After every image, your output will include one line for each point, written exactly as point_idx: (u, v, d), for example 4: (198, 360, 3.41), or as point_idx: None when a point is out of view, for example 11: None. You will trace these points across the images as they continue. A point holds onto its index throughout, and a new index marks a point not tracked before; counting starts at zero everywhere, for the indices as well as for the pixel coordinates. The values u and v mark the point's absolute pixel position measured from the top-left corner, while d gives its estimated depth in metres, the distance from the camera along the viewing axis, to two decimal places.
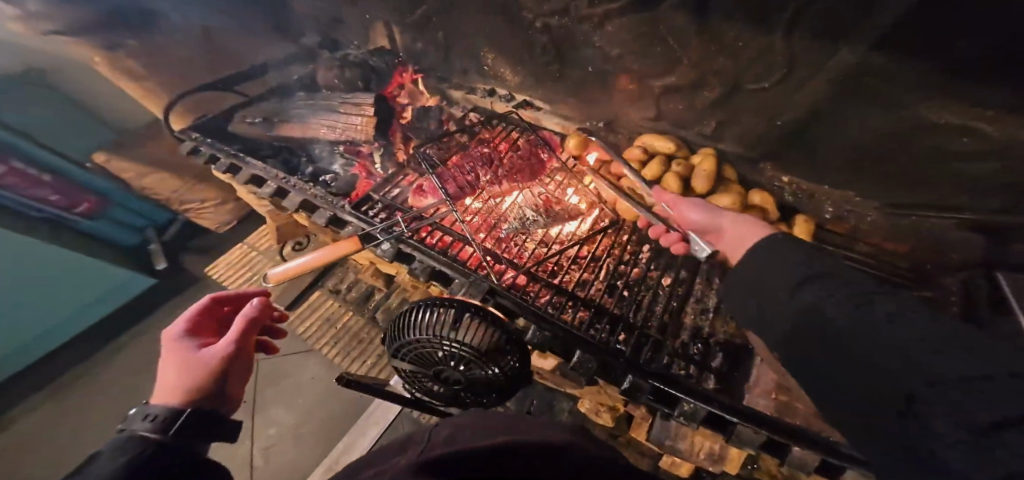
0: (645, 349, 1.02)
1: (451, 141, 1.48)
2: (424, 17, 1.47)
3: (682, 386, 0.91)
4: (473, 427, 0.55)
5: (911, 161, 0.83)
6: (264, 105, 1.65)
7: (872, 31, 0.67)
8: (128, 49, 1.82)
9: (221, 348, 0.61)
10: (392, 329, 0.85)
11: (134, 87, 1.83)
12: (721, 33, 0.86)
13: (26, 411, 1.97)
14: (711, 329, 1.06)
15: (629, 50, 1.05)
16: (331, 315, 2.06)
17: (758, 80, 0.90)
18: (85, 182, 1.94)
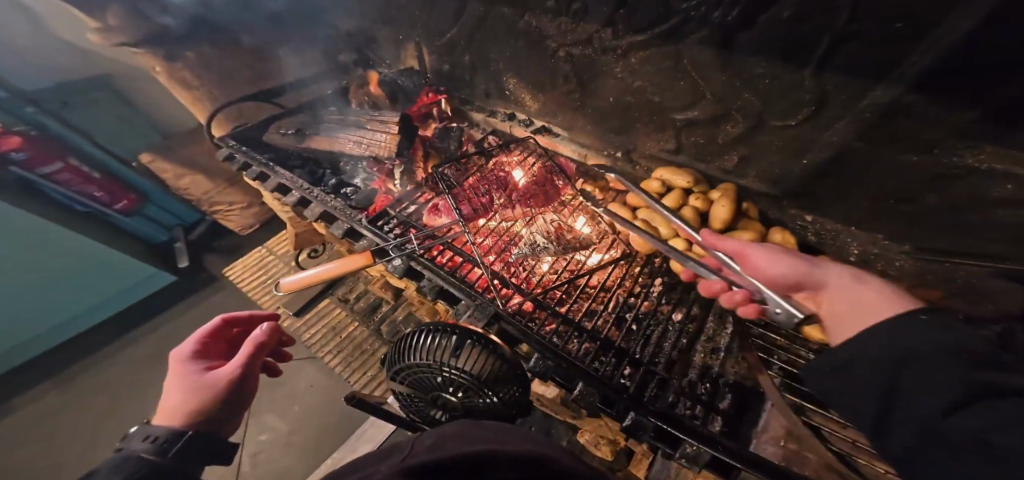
0: (649, 385, 0.98)
1: (469, 161, 1.51)
2: (454, 41, 1.53)
3: (685, 426, 0.86)
4: (462, 435, 0.52)
5: (947, 209, 0.80)
6: (298, 118, 1.73)
7: (908, 73, 0.66)
8: (189, 61, 1.90)
9: (228, 371, 0.61)
10: (394, 351, 0.84)
11: (186, 96, 1.96)
12: (746, 69, 0.86)
13: (35, 396, 2.01)
14: (721, 369, 1.01)
15: (652, 82, 1.06)
16: (336, 324, 2.07)
17: (784, 116, 0.89)
18: (129, 181, 2.07)
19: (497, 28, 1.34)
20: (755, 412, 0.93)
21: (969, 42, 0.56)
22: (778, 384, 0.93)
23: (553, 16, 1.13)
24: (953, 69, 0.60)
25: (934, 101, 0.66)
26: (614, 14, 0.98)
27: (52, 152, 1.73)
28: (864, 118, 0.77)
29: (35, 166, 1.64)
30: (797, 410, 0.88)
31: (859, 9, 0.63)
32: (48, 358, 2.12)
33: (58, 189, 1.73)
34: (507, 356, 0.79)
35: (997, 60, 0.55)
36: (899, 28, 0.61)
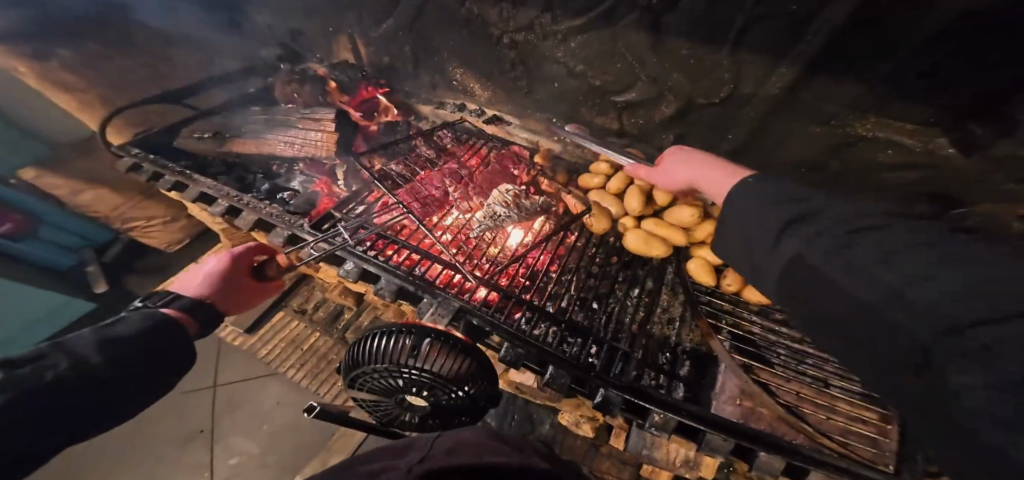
0: (615, 361, 1.03)
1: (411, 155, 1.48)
2: (391, 31, 1.46)
3: (649, 397, 0.91)
4: (472, 445, 0.63)
5: (850, 172, 0.93)
6: (217, 119, 1.61)
7: (809, 48, 0.76)
8: (62, 59, 1.61)
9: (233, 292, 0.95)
10: (351, 357, 0.81)
11: (68, 100, 1.68)
12: (676, 51, 0.91)
13: None
14: (678, 338, 1.09)
15: (593, 66, 1.07)
16: (295, 338, 1.97)
17: (709, 95, 0.96)
18: (13, 202, 1.69)
19: (437, 16, 1.30)
20: (711, 376, 1.00)
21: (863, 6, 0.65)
22: (729, 347, 1.00)
23: (494, 1, 1.12)
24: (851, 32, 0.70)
25: (830, 71, 0.78)
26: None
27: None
28: (774, 93, 0.87)
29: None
30: (746, 369, 0.95)
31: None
32: None
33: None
34: (470, 348, 0.79)
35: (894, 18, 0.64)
36: (795, 10, 0.71)
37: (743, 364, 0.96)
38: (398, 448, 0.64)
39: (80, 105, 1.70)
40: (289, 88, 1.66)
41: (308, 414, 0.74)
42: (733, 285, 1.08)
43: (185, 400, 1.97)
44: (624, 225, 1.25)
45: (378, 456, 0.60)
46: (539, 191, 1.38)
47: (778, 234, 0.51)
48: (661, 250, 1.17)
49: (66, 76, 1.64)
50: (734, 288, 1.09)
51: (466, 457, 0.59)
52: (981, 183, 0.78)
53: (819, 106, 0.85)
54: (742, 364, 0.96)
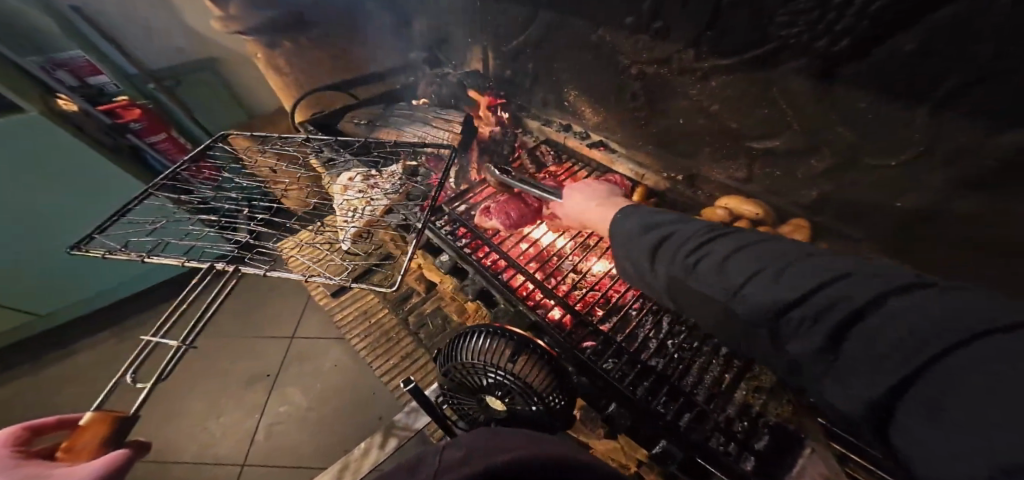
0: (682, 414, 0.99)
1: (357, 208, 1.38)
2: (520, 49, 1.55)
3: (720, 464, 0.89)
4: (487, 446, 0.65)
5: None
6: (372, 109, 1.92)
7: None
8: (284, 49, 2.01)
9: (77, 475, 0.51)
10: (448, 349, 0.97)
11: (276, 80, 2.13)
12: (846, 102, 0.79)
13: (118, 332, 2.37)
14: (762, 409, 1.00)
15: (728, 107, 1.02)
16: (368, 309, 2.11)
17: (881, 156, 0.81)
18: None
19: (566, 40, 1.34)
20: (793, 458, 0.90)
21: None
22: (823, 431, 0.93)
23: (630, 32, 1.11)
24: None
25: None
26: (699, 35, 0.94)
27: (160, 123, 2.14)
28: (976, 167, 0.68)
29: (144, 134, 2.09)
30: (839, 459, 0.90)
31: (1003, 43, 0.54)
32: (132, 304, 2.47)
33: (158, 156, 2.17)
34: (557, 368, 0.89)
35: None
36: None
37: (838, 453, 0.90)
38: (414, 462, 0.69)
39: (283, 85, 2.14)
40: (428, 89, 1.91)
41: (404, 385, 0.92)
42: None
43: (268, 343, 2.23)
44: None
45: (399, 475, 0.66)
46: None
47: (659, 257, 0.62)
48: None
49: (281, 64, 2.06)
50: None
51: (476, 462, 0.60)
52: None
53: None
54: (835, 453, 0.90)
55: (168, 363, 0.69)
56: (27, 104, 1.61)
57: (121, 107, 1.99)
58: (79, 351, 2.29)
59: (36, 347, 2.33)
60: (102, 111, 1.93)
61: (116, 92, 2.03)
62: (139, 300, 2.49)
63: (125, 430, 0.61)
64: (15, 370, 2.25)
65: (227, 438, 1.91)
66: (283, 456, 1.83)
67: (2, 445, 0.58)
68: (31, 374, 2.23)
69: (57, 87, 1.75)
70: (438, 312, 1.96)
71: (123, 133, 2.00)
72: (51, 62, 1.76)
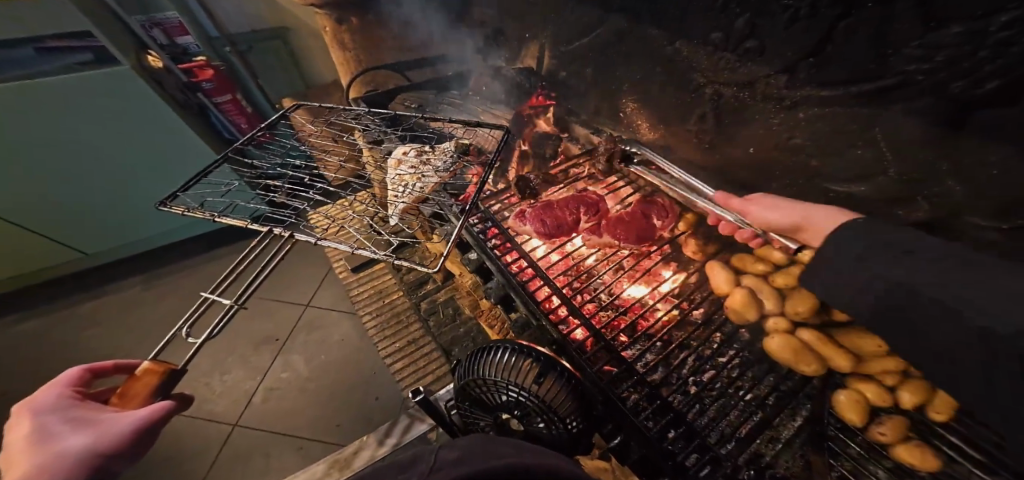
0: (692, 455, 0.90)
1: (409, 182, 1.37)
2: (581, 51, 1.48)
3: None
4: (484, 450, 0.56)
5: None
6: (421, 94, 1.89)
7: None
8: (350, 26, 1.97)
9: (116, 428, 0.48)
10: (467, 362, 0.93)
11: (340, 55, 2.12)
12: (967, 153, 0.69)
13: (147, 279, 2.44)
14: (773, 460, 0.93)
15: (811, 141, 0.93)
16: (383, 291, 2.09)
17: (995, 219, 0.70)
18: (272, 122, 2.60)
19: (634, 47, 1.27)
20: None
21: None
22: None
23: (713, 49, 1.03)
24: None
25: None
26: (796, 62, 0.86)
27: (230, 86, 2.19)
28: None
29: (213, 94, 2.14)
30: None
31: None
32: (166, 254, 2.55)
33: (220, 116, 2.23)
34: (580, 391, 0.82)
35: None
36: None
37: None
38: (407, 462, 0.59)
39: (345, 61, 2.13)
40: (480, 81, 1.88)
41: (414, 395, 0.89)
42: (887, 435, 0.89)
43: (280, 310, 2.23)
44: (774, 324, 1.07)
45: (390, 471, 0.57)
46: (675, 250, 1.31)
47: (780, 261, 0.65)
48: (812, 367, 0.98)
49: (346, 39, 2.04)
50: (887, 438, 0.89)
51: (473, 462, 0.51)
52: None
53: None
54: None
55: (220, 319, 0.68)
56: (123, 58, 1.74)
57: (198, 67, 2.06)
58: (109, 293, 2.37)
59: (73, 283, 2.44)
60: (182, 68, 2.01)
61: (198, 53, 2.14)
62: (171, 251, 2.56)
63: (171, 385, 0.59)
64: (49, 303, 2.35)
65: (223, 396, 1.91)
66: (274, 422, 1.80)
67: (64, 382, 0.58)
68: (63, 308, 2.32)
69: (150, 44, 1.87)
70: (452, 301, 1.92)
71: (195, 91, 2.09)
72: (150, 20, 1.90)
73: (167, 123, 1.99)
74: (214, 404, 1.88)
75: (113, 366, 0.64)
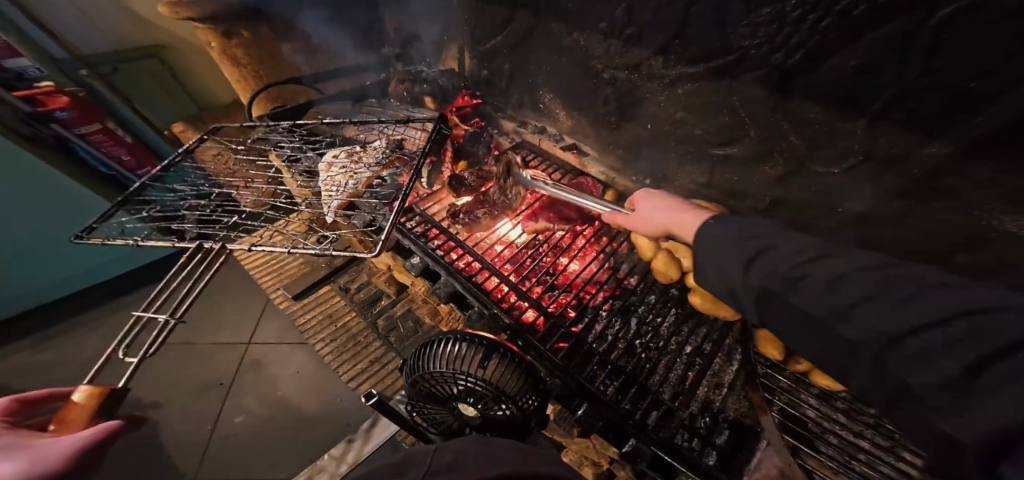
0: (650, 413, 1.01)
1: (344, 183, 1.38)
2: (496, 49, 1.55)
3: (684, 457, 0.90)
4: (484, 456, 0.60)
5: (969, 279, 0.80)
6: (337, 106, 1.87)
7: (972, 131, 0.62)
8: (241, 38, 1.87)
9: (63, 440, 0.54)
10: (415, 357, 0.88)
11: (234, 72, 2.00)
12: (799, 112, 0.85)
13: (31, 341, 2.06)
14: (722, 405, 1.05)
15: (693, 113, 1.07)
16: (331, 312, 2.05)
17: (827, 163, 0.88)
18: (156, 148, 2.26)
19: (543, 42, 1.35)
20: (748, 450, 0.95)
21: (1019, 121, 0.57)
22: (778, 423, 0.96)
23: (603, 37, 1.15)
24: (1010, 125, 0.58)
25: (991, 165, 0.63)
26: (667, 43, 0.99)
27: (95, 113, 1.86)
28: (911, 173, 0.75)
29: (73, 125, 1.78)
30: (792, 451, 0.92)
31: (936, 54, 0.60)
32: (55, 307, 2.19)
33: (90, 149, 1.88)
34: (527, 367, 0.82)
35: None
36: (972, 87, 0.58)
37: (790, 444, 0.91)
38: (403, 463, 0.64)
39: (242, 77, 2.01)
40: (401, 86, 1.88)
41: (368, 399, 0.85)
42: (802, 364, 1.02)
43: (222, 350, 2.10)
44: (695, 279, 1.14)
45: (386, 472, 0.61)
46: (603, 226, 1.39)
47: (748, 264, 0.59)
48: (729, 311, 1.07)
49: (238, 53, 1.93)
50: (803, 367, 1.02)
51: (477, 469, 0.56)
52: None
53: (977, 205, 0.70)
54: (789, 445, 0.91)
55: (155, 338, 0.69)
56: None
57: (44, 94, 1.68)
58: None
59: None
60: (20, 96, 1.61)
61: (40, 77, 1.76)
62: (62, 303, 2.20)
63: (112, 409, 0.63)
64: None
65: (172, 453, 1.78)
66: (237, 468, 1.71)
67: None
68: None
69: None
70: (410, 314, 1.93)
71: (46, 122, 1.70)
72: None
73: (27, 164, 1.65)
74: (165, 462, 1.75)
75: (54, 393, 0.66)
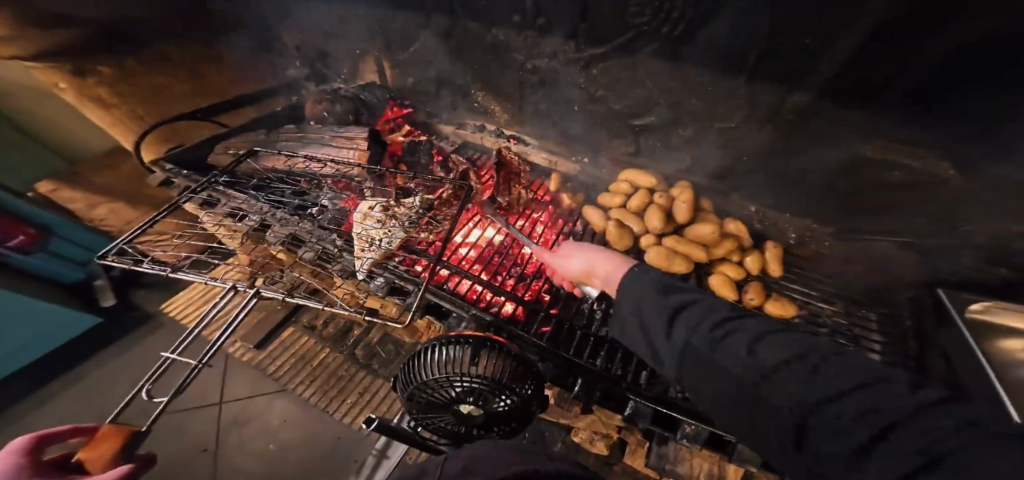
0: (639, 373, 1.09)
1: (378, 239, 1.21)
2: (415, 57, 1.55)
3: (680, 408, 1.00)
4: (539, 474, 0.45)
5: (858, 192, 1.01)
6: (249, 136, 1.72)
7: (821, 77, 0.83)
8: (101, 76, 1.68)
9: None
10: (405, 370, 0.89)
11: (106, 117, 1.83)
12: (696, 77, 0.99)
13: None
14: None
15: (613, 90, 1.17)
16: (305, 353, 1.99)
17: (724, 118, 1.05)
18: (32, 215, 1.76)
19: (463, 42, 1.37)
20: None
21: (849, 60, 0.77)
22: None
23: (518, 30, 1.19)
24: (857, 60, 0.76)
25: (841, 104, 0.86)
26: (576, 28, 1.07)
27: None
28: (789, 118, 0.95)
29: None
30: None
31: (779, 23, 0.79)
32: None
33: None
34: (517, 354, 0.85)
35: (895, 59, 0.72)
36: (808, 43, 0.79)
37: None
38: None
39: (117, 119, 1.83)
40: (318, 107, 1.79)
41: (369, 425, 0.84)
42: (755, 299, 1.07)
43: (197, 417, 1.96)
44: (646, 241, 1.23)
45: None
46: (557, 209, 1.45)
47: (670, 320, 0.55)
48: (682, 265, 1.14)
49: (99, 92, 1.73)
50: (757, 302, 1.08)
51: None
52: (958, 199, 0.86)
53: (840, 130, 0.90)
54: None
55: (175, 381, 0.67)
56: None
57: None
58: None
59: None
60: None
61: None
62: None
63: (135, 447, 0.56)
64: None
65: None
66: None
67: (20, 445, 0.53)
68: None
69: None
70: (388, 338, 1.90)
71: None
72: None
73: None
74: None
75: (66, 429, 0.56)
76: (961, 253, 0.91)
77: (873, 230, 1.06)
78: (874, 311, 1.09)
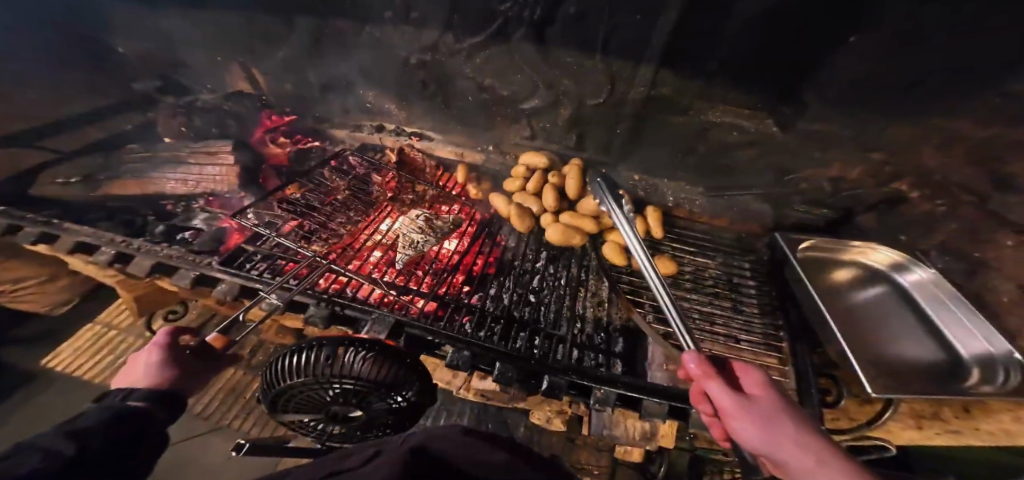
0: (555, 348, 1.09)
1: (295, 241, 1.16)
2: (289, 60, 1.46)
3: (590, 374, 1.01)
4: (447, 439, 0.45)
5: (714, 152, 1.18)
6: (93, 160, 1.52)
7: (657, 49, 0.96)
8: None
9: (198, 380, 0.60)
10: (268, 380, 0.80)
11: None
12: (563, 58, 1.08)
13: None
14: (609, 317, 1.20)
15: (497, 78, 1.20)
16: (234, 385, 1.75)
17: (595, 95, 1.14)
18: None
19: (336, 43, 1.33)
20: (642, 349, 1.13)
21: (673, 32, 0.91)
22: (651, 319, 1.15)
23: (393, 25, 1.20)
24: (681, 32, 0.90)
25: (679, 74, 1.00)
26: (450, 17, 1.10)
27: None
28: (641, 90, 1.08)
29: None
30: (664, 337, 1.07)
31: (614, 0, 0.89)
32: None
33: None
34: (391, 348, 0.80)
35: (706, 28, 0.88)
36: (639, 18, 0.91)
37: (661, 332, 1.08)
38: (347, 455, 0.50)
39: None
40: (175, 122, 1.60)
41: (237, 452, 0.73)
42: None
43: None
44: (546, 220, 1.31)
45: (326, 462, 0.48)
46: (466, 201, 1.45)
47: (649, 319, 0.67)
48: (578, 238, 1.24)
49: None
50: None
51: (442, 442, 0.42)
52: (775, 144, 1.09)
53: (687, 99, 1.05)
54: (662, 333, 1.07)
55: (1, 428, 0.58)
56: None
57: None
58: None
59: None
60: None
61: None
62: None
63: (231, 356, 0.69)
64: None
65: None
66: None
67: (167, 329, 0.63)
68: None
69: None
70: None
71: None
72: None
73: None
74: None
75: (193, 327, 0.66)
76: (794, 199, 1.21)
77: (737, 186, 1.24)
78: (743, 259, 1.24)
